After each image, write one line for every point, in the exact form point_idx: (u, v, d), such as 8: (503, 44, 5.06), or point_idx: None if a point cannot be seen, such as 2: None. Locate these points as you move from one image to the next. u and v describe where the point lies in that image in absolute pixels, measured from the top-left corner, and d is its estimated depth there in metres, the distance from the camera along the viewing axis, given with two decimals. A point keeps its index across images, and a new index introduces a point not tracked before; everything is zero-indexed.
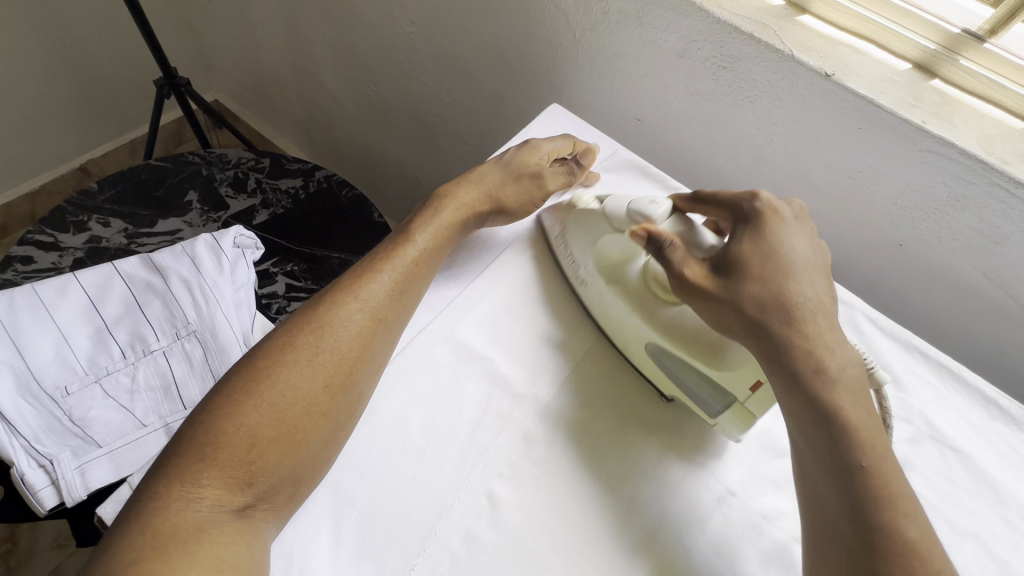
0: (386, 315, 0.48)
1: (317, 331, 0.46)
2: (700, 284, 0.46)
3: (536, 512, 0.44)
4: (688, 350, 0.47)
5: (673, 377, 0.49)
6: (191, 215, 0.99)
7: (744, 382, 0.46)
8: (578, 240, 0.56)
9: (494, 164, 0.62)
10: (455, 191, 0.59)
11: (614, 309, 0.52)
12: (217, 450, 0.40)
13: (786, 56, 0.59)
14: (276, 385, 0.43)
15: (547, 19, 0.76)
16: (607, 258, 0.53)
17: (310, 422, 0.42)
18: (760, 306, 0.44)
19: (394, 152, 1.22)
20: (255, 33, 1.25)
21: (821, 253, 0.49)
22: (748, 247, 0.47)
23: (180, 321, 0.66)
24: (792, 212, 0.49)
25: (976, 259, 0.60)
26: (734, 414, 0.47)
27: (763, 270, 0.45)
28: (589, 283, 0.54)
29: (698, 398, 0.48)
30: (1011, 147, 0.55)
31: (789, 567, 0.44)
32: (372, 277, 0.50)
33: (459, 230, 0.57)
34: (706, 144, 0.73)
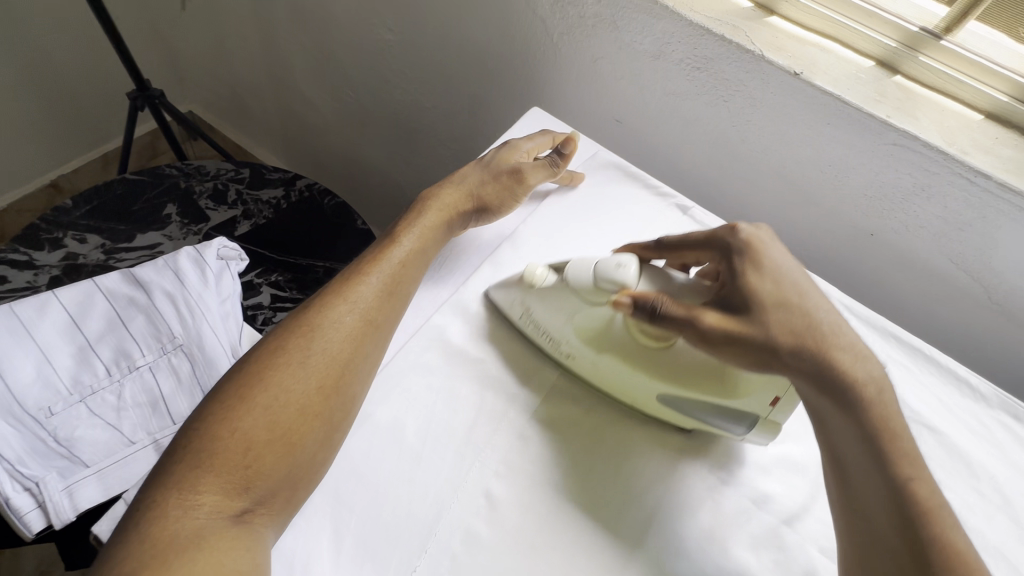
0: (377, 317, 0.49)
1: (307, 334, 0.46)
2: (722, 328, 0.44)
3: (534, 507, 0.45)
4: (703, 390, 0.46)
5: (692, 414, 0.48)
6: (170, 228, 0.97)
7: (762, 402, 0.45)
8: (548, 316, 0.51)
9: (474, 165, 0.63)
10: (438, 193, 0.59)
11: (612, 372, 0.49)
12: (212, 456, 0.40)
13: (756, 56, 0.61)
14: (268, 389, 0.43)
15: (524, 25, 0.77)
16: (586, 330, 0.50)
17: (304, 425, 0.42)
18: (791, 335, 0.44)
19: (376, 159, 1.22)
20: (230, 43, 1.24)
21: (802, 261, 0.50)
22: (750, 276, 0.46)
23: (165, 336, 0.66)
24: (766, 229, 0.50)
25: (943, 246, 0.63)
26: (762, 428, 0.47)
27: (778, 294, 0.46)
28: (577, 355, 0.50)
29: (719, 425, 0.48)
30: (969, 139, 0.58)
31: (779, 549, 0.45)
32: (361, 279, 0.50)
33: (444, 231, 0.58)
34: (683, 143, 0.74)
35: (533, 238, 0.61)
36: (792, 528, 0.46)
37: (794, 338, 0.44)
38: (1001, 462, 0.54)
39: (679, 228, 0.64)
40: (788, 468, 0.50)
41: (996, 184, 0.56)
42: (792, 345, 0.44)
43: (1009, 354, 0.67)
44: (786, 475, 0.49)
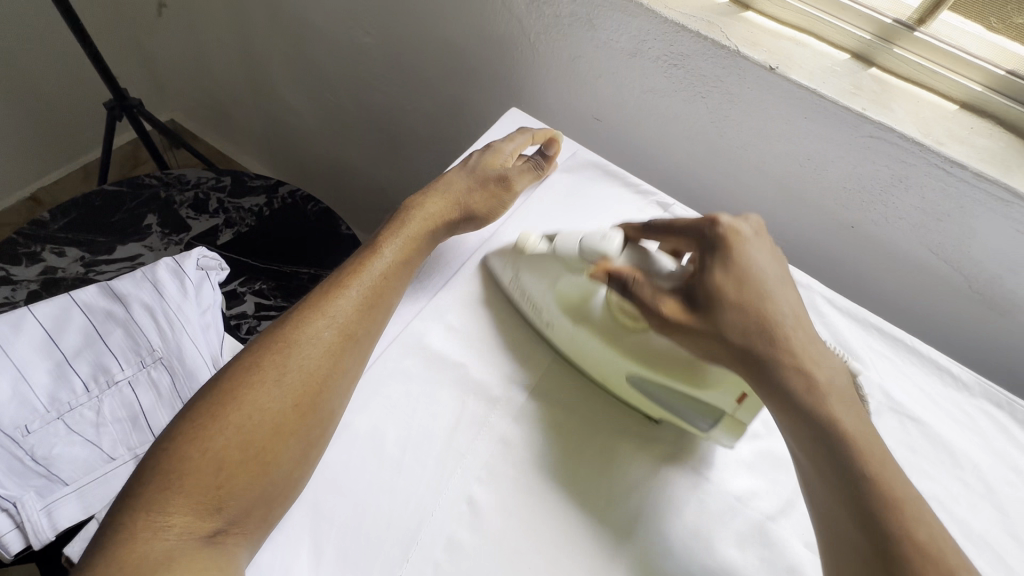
0: (356, 331, 0.48)
1: (283, 351, 0.45)
2: (677, 320, 0.45)
3: (518, 511, 0.44)
4: (671, 377, 0.47)
5: (659, 404, 0.48)
6: (151, 239, 0.97)
7: (730, 395, 0.46)
8: (534, 282, 0.53)
9: (459, 171, 0.62)
10: (423, 201, 0.59)
11: (586, 348, 0.50)
12: (182, 477, 0.40)
13: (732, 51, 0.61)
14: (241, 408, 0.42)
15: (501, 25, 0.76)
16: (568, 299, 0.52)
17: (279, 443, 0.42)
18: (746, 336, 0.44)
19: (359, 163, 1.21)
20: (209, 50, 1.23)
21: (781, 264, 0.49)
22: (720, 274, 0.46)
23: (145, 349, 0.65)
24: (750, 227, 0.49)
25: (922, 236, 0.63)
26: (725, 426, 0.47)
27: (739, 296, 0.46)
28: (555, 325, 0.52)
29: (683, 416, 0.48)
30: (945, 129, 0.59)
31: (764, 546, 0.45)
32: (341, 293, 0.50)
33: (428, 240, 0.57)
34: (663, 141, 0.74)
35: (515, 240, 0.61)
36: (776, 524, 0.46)
37: (748, 339, 0.45)
38: (983, 450, 0.55)
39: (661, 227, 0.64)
40: (771, 463, 0.49)
41: (971, 174, 0.56)
42: (745, 346, 0.44)
43: (991, 342, 0.67)
44: (770, 471, 0.49)
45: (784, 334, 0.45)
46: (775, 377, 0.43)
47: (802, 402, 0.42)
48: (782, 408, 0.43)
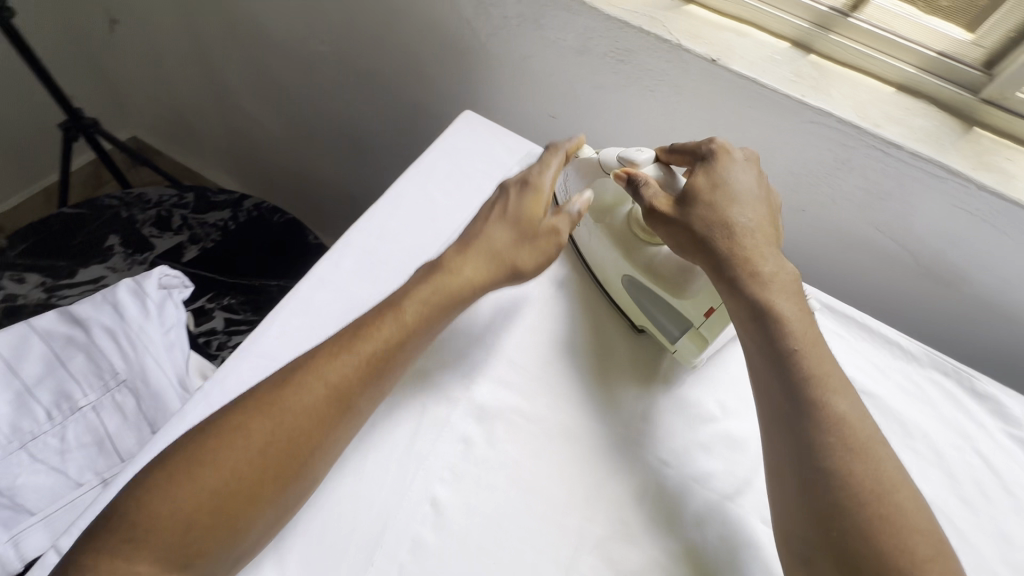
0: (356, 398, 0.44)
1: (273, 412, 0.42)
2: (664, 211, 0.51)
3: (481, 508, 0.45)
4: (657, 282, 0.53)
5: (645, 308, 0.55)
6: (114, 260, 0.96)
7: (699, 309, 0.51)
8: (575, 183, 0.60)
9: (498, 218, 0.55)
10: (460, 265, 0.52)
11: (598, 247, 0.58)
12: (150, 531, 0.37)
13: (674, 45, 0.62)
14: (220, 469, 0.39)
15: (452, 28, 0.77)
16: (601, 199, 0.58)
17: (255, 509, 0.40)
18: (709, 225, 0.49)
19: (326, 171, 1.21)
20: (164, 65, 1.21)
21: (767, 189, 0.54)
22: (702, 178, 0.52)
23: (108, 373, 0.64)
24: (743, 155, 0.55)
25: (867, 216, 0.66)
26: (690, 339, 0.53)
27: (713, 197, 0.51)
28: (580, 223, 0.60)
29: (662, 323, 0.55)
30: (882, 111, 0.60)
31: (723, 524, 0.46)
32: (347, 354, 0.45)
33: (458, 302, 0.51)
34: (618, 135, 0.76)
35: None
36: (735, 502, 0.47)
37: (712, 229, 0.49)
38: (932, 418, 0.57)
39: None
40: (729, 444, 0.51)
41: (908, 153, 0.58)
42: (716, 236, 0.49)
43: (941, 315, 0.70)
44: (727, 451, 0.50)
45: (741, 231, 0.49)
46: (727, 260, 0.48)
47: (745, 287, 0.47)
48: (731, 290, 0.48)
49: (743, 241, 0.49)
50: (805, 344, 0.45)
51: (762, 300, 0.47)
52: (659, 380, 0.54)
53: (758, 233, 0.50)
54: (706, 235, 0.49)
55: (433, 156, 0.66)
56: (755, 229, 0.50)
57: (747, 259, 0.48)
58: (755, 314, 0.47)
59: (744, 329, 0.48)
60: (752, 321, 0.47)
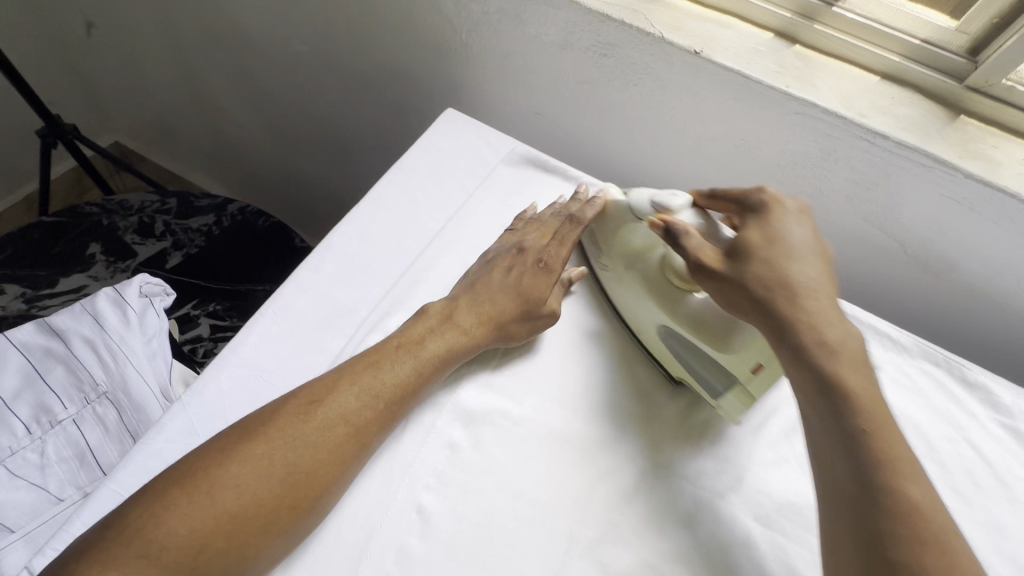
0: (378, 432, 0.43)
1: (300, 439, 0.40)
2: (713, 266, 0.47)
3: (469, 515, 0.44)
4: (698, 335, 0.49)
5: (683, 361, 0.51)
6: (96, 268, 0.94)
7: (745, 365, 0.47)
8: (603, 227, 0.58)
9: (499, 282, 0.54)
10: (463, 318, 0.50)
11: (630, 293, 0.54)
12: (160, 548, 0.35)
13: (657, 38, 0.62)
14: (241, 493, 0.37)
15: (433, 26, 0.76)
16: (630, 245, 0.55)
17: (265, 539, 0.37)
18: (766, 284, 0.46)
19: (312, 173, 1.19)
20: (144, 68, 1.19)
21: (823, 247, 0.50)
22: (754, 233, 0.49)
23: (88, 385, 0.63)
24: (795, 206, 0.52)
25: (855, 207, 0.65)
26: (736, 396, 0.49)
27: (768, 254, 0.48)
28: (609, 268, 0.57)
29: (702, 378, 0.50)
30: (867, 101, 0.60)
31: (715, 523, 0.46)
32: (376, 385, 0.44)
33: (484, 340, 0.50)
34: (603, 131, 0.75)
35: (455, 238, 0.59)
36: (726, 501, 0.47)
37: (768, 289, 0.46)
38: (924, 409, 0.57)
39: None
40: (720, 443, 0.50)
41: (894, 143, 0.58)
42: (773, 294, 0.45)
43: (930, 306, 0.70)
44: (718, 450, 0.50)
45: (800, 291, 0.46)
46: (786, 324, 0.44)
47: (807, 355, 0.43)
48: (791, 359, 0.44)
49: (805, 301, 0.46)
50: (875, 418, 0.41)
51: (827, 371, 0.42)
52: (648, 378, 0.53)
53: (818, 294, 0.46)
54: (763, 295, 0.46)
55: (415, 157, 0.64)
56: (815, 290, 0.47)
57: (807, 317, 0.45)
58: (820, 387, 0.42)
59: (807, 401, 0.43)
60: (817, 395, 0.42)
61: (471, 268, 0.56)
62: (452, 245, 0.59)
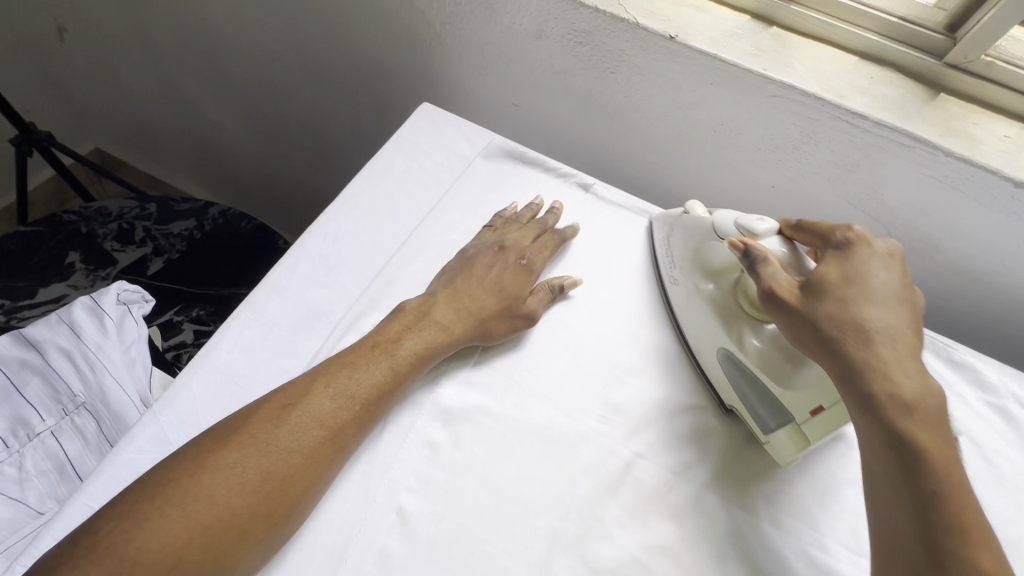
0: (354, 434, 0.43)
1: (273, 445, 0.39)
2: (784, 295, 0.44)
3: (449, 514, 0.43)
4: (759, 364, 0.46)
5: (738, 390, 0.48)
6: (75, 278, 0.92)
7: (806, 405, 0.44)
8: (680, 242, 0.56)
9: (477, 279, 0.53)
10: (440, 315, 0.50)
11: (696, 312, 0.52)
12: (132, 563, 0.34)
13: (631, 24, 0.60)
14: (215, 502, 0.37)
15: (406, 18, 0.74)
16: (708, 263, 0.53)
17: (241, 549, 0.37)
18: (838, 324, 0.42)
19: (294, 173, 1.18)
20: (118, 72, 1.17)
21: (913, 296, 0.45)
22: (833, 270, 0.45)
23: (65, 395, 0.62)
24: (887, 248, 0.47)
25: (838, 188, 0.65)
26: (789, 433, 0.46)
27: (846, 294, 0.43)
28: (680, 283, 0.55)
29: (754, 408, 0.48)
30: (846, 81, 0.59)
31: (702, 514, 0.45)
32: (348, 386, 0.44)
33: (461, 338, 0.49)
34: (583, 120, 0.74)
35: (434, 232, 0.58)
36: (713, 491, 0.46)
37: (841, 329, 0.42)
38: None
39: (585, 208, 0.63)
40: (705, 431, 0.50)
41: (874, 123, 0.57)
42: (846, 334, 0.42)
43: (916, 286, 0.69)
44: (704, 440, 0.49)
45: (878, 338, 0.41)
46: (856, 371, 0.40)
47: (875, 408, 0.39)
48: (857, 407, 0.40)
49: (882, 350, 0.41)
50: (946, 485, 0.37)
51: (898, 427, 0.38)
52: (633, 370, 0.53)
53: (899, 344, 0.42)
54: (835, 334, 0.42)
55: (390, 154, 0.64)
56: (897, 340, 0.42)
57: (880, 362, 0.40)
58: (886, 442, 0.38)
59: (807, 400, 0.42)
60: (882, 449, 0.39)
61: (450, 262, 0.55)
62: (431, 240, 0.58)
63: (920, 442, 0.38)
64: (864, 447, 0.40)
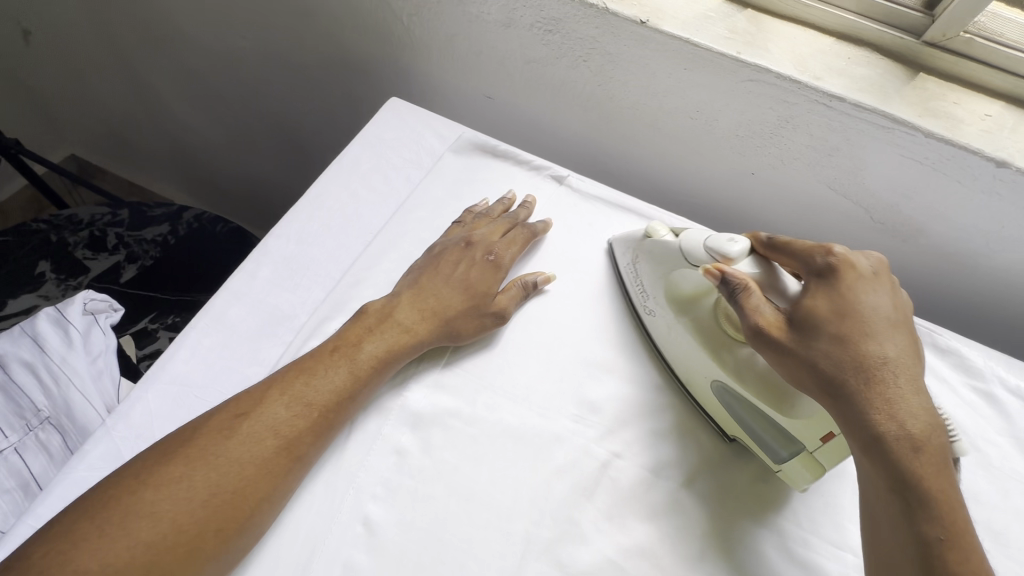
0: (311, 445, 0.41)
1: (222, 459, 0.38)
2: (772, 333, 0.41)
3: (417, 524, 0.42)
4: (757, 396, 0.43)
5: (741, 421, 0.45)
6: (46, 287, 0.91)
7: (815, 433, 0.41)
8: (649, 272, 0.52)
9: (443, 278, 0.51)
10: (403, 316, 0.48)
11: (680, 345, 0.48)
12: None
13: (600, 9, 0.58)
14: (160, 521, 0.35)
15: (372, 10, 0.72)
16: (678, 291, 0.49)
17: (189, 568, 0.35)
18: (838, 364, 0.40)
19: (271, 174, 1.16)
20: (87, 76, 1.14)
21: (904, 313, 0.43)
22: (822, 301, 0.42)
23: (29, 411, 0.60)
24: (872, 264, 0.44)
25: (819, 173, 0.63)
26: (803, 463, 0.43)
27: (841, 327, 0.41)
28: (658, 315, 0.51)
29: (761, 439, 0.45)
30: (822, 63, 0.57)
31: (681, 514, 0.44)
32: (304, 394, 0.42)
33: (427, 339, 0.48)
34: (557, 111, 0.72)
35: (402, 231, 0.57)
36: (692, 490, 0.45)
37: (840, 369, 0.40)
38: None
39: (560, 201, 0.61)
40: (682, 428, 0.48)
41: (851, 105, 0.55)
42: (846, 373, 0.39)
43: (902, 271, 0.68)
44: (683, 438, 0.48)
45: (880, 375, 0.39)
46: (862, 414, 0.38)
47: (885, 451, 0.37)
48: (864, 452, 0.38)
49: (887, 388, 0.39)
50: (956, 528, 0.36)
51: (911, 473, 0.37)
52: (609, 366, 0.51)
53: (901, 376, 0.40)
54: (835, 376, 0.39)
55: (357, 153, 0.62)
56: (898, 372, 0.40)
57: (884, 401, 0.39)
58: (895, 486, 0.37)
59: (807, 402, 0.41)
60: (890, 493, 0.37)
61: (417, 260, 0.54)
62: (399, 240, 0.56)
63: (933, 486, 0.36)
64: (870, 489, 0.39)
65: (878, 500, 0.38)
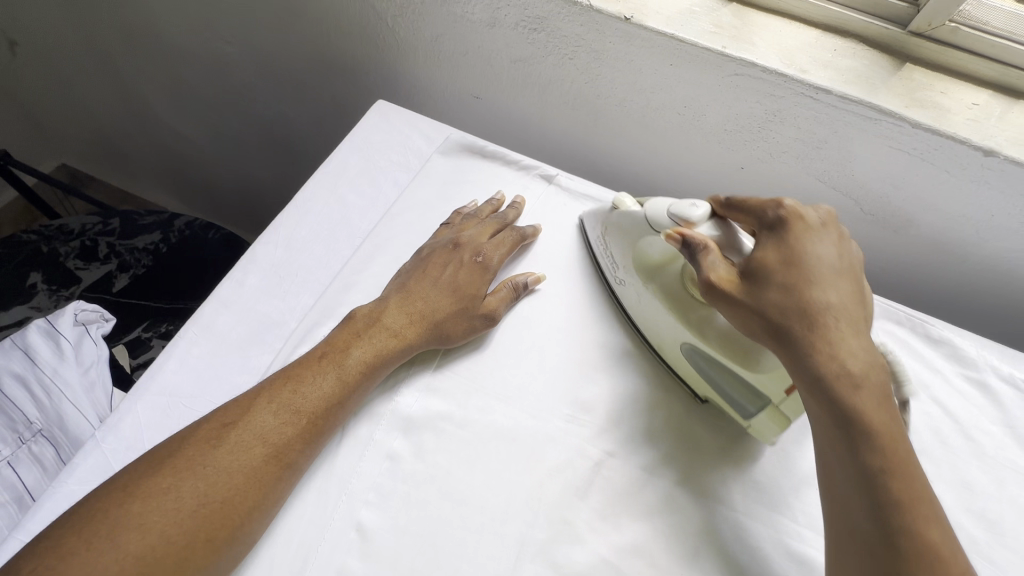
0: (301, 452, 0.41)
1: (209, 467, 0.38)
2: (725, 286, 0.41)
3: (411, 530, 0.41)
4: (722, 353, 0.44)
5: (709, 381, 0.46)
6: (38, 299, 0.90)
7: (777, 386, 0.42)
8: (616, 241, 0.52)
9: (429, 279, 0.51)
10: (388, 318, 0.48)
11: (652, 313, 0.49)
12: None
13: (584, 7, 0.58)
14: (147, 533, 0.35)
15: (357, 13, 0.72)
16: (646, 258, 0.50)
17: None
18: (784, 309, 0.40)
19: (263, 179, 1.15)
20: (75, 85, 1.13)
21: (853, 261, 0.43)
22: (771, 252, 0.42)
23: (22, 424, 0.60)
24: (819, 216, 0.44)
25: (808, 166, 0.63)
26: (769, 416, 0.44)
27: (787, 275, 0.41)
28: (628, 283, 0.52)
29: (728, 395, 0.46)
30: (808, 56, 0.57)
31: (675, 511, 0.44)
32: (291, 400, 0.42)
33: (416, 342, 0.48)
34: (546, 109, 0.72)
35: (390, 233, 0.56)
36: (685, 487, 0.45)
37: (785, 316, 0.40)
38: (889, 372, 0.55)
39: (549, 201, 0.61)
40: (674, 424, 0.48)
41: (838, 97, 0.55)
42: (791, 318, 0.39)
43: (894, 261, 0.68)
44: (676, 435, 0.48)
45: (823, 318, 0.39)
46: (805, 355, 0.38)
47: (829, 390, 0.37)
48: (808, 392, 0.38)
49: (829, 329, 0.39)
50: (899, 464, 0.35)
51: (851, 410, 0.37)
52: (600, 364, 0.51)
53: (842, 319, 0.39)
54: (780, 321, 0.39)
55: (345, 156, 0.62)
56: (842, 315, 0.40)
57: (825, 341, 0.38)
58: (837, 427, 0.37)
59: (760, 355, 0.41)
60: (834, 438, 0.37)
61: (406, 263, 0.53)
62: (387, 242, 0.56)
63: (872, 420, 0.36)
64: (820, 439, 0.39)
65: (826, 448, 0.38)
